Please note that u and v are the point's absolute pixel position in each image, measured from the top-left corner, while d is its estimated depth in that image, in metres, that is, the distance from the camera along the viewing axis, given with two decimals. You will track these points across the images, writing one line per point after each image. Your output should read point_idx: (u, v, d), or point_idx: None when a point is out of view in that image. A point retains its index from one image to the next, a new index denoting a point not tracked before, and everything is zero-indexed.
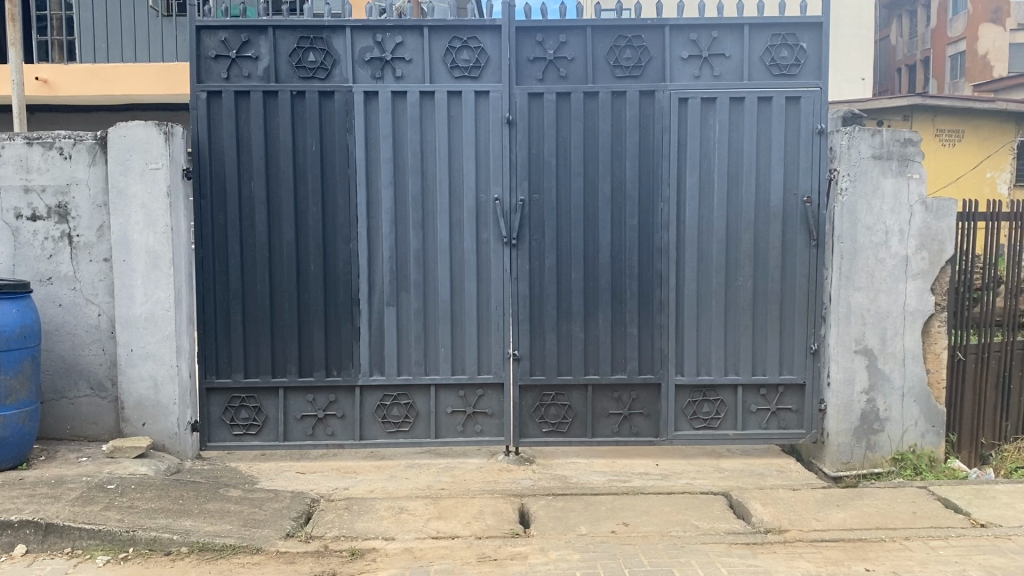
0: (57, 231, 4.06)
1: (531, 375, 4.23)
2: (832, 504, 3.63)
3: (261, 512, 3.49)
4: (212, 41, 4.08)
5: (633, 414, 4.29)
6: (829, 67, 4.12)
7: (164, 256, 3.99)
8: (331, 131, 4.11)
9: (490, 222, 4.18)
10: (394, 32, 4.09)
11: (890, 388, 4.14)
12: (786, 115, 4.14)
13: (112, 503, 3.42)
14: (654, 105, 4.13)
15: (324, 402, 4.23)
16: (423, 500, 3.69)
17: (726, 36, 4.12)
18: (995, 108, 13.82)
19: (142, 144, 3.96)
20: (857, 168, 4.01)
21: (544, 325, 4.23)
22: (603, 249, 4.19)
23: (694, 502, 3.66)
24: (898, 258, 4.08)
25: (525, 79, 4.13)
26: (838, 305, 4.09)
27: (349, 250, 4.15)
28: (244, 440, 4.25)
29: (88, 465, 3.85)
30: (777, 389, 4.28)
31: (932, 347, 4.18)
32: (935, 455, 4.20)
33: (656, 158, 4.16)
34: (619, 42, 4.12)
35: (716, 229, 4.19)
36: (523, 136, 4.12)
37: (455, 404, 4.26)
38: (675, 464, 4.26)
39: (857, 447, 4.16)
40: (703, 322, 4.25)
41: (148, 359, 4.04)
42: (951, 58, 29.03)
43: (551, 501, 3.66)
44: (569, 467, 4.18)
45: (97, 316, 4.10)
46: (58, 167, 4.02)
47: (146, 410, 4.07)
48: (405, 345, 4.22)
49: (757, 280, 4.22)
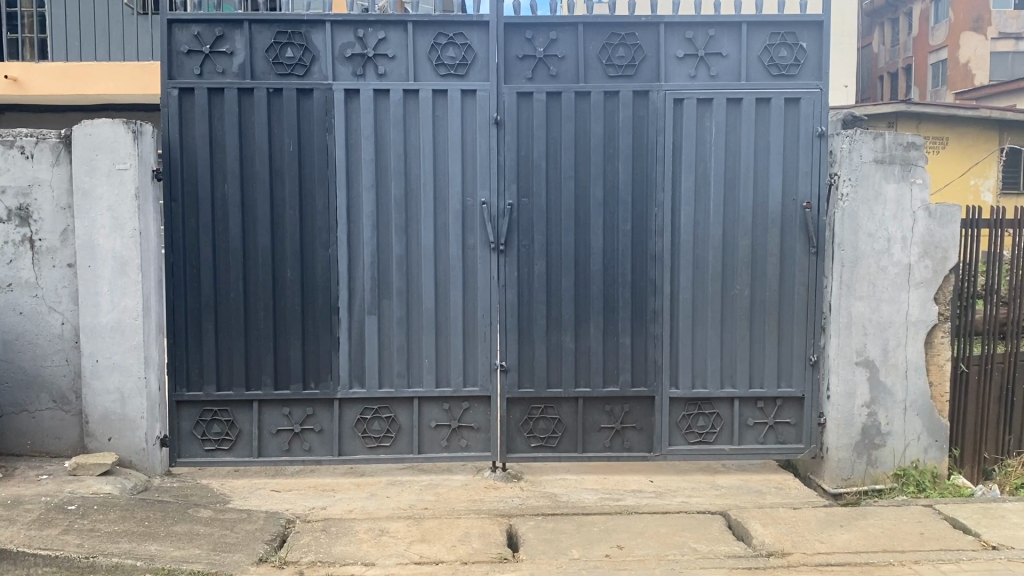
0: (18, 235, 3.83)
1: (518, 388, 4.05)
2: (835, 524, 3.46)
3: (232, 535, 3.27)
4: (184, 35, 3.88)
5: (625, 428, 4.10)
6: (829, 68, 3.97)
7: (131, 262, 3.78)
8: (310, 131, 3.92)
9: (476, 228, 3.99)
10: (376, 27, 3.90)
11: (892, 401, 3.98)
12: (784, 117, 3.98)
13: (71, 526, 3.19)
14: (648, 105, 3.96)
15: (301, 415, 4.02)
16: (404, 521, 3.48)
17: (723, 35, 3.97)
18: (979, 117, 13.79)
19: (108, 143, 3.74)
20: (858, 173, 3.85)
21: (533, 334, 4.04)
22: (595, 255, 4.01)
23: (692, 523, 3.48)
24: (901, 267, 3.92)
25: (513, 78, 3.95)
26: (838, 314, 3.93)
27: (328, 256, 3.95)
28: (215, 455, 4.03)
29: (47, 483, 3.61)
30: (774, 402, 4.11)
31: (934, 359, 4.02)
32: (937, 471, 4.04)
33: (650, 162, 3.98)
34: (612, 41, 3.95)
35: (712, 236, 4.02)
36: (511, 137, 3.94)
37: (439, 417, 4.06)
38: (669, 481, 4.07)
39: (858, 463, 3.99)
40: (699, 331, 4.08)
41: (115, 370, 3.82)
42: (934, 66, 29.18)
43: (541, 522, 3.47)
44: (557, 484, 3.98)
45: (60, 325, 3.87)
46: (19, 168, 3.79)
47: (112, 424, 3.85)
48: (387, 356, 4.02)
49: (754, 288, 4.06)
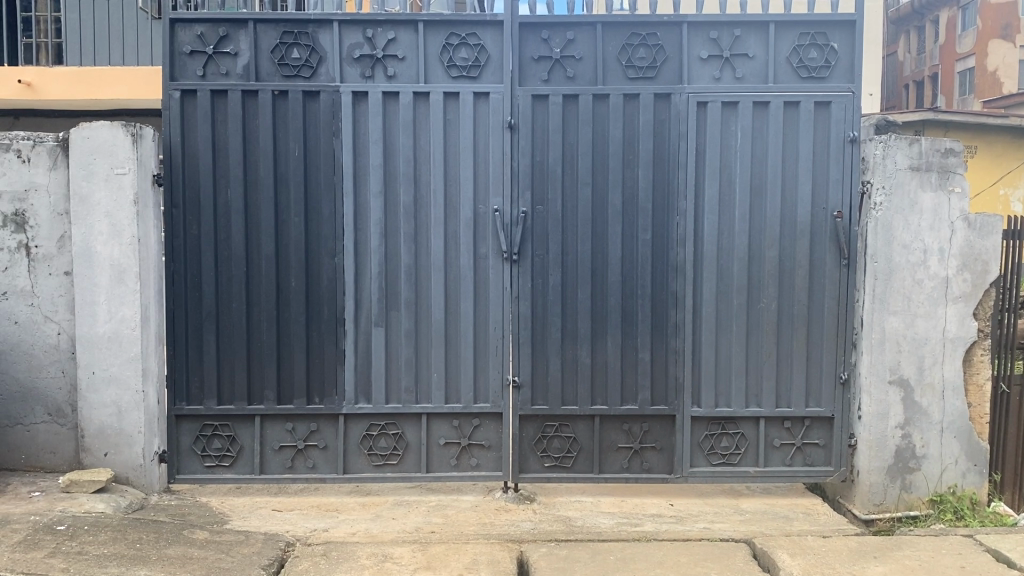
0: (14, 241, 3.69)
1: (531, 406, 3.86)
2: (869, 555, 3.24)
3: (228, 559, 3.09)
4: (187, 36, 3.74)
5: (644, 449, 3.90)
6: (862, 69, 3.76)
7: (129, 271, 3.64)
8: (317, 136, 3.75)
9: (488, 236, 3.81)
10: (386, 27, 3.74)
11: (928, 423, 3.75)
12: (814, 121, 3.78)
13: (59, 549, 3.04)
14: (670, 108, 3.77)
15: (304, 432, 3.85)
16: (409, 546, 3.30)
17: (749, 35, 3.77)
18: (1011, 126, 13.44)
19: (107, 146, 3.60)
20: (892, 180, 3.64)
21: (547, 348, 3.85)
22: (613, 265, 3.82)
23: (715, 551, 3.27)
24: (938, 280, 3.70)
25: (528, 79, 3.77)
26: (870, 330, 3.72)
27: (334, 265, 3.78)
28: (215, 472, 3.87)
29: (39, 501, 3.46)
30: (802, 423, 3.89)
31: (974, 378, 3.79)
32: (977, 497, 3.79)
33: (672, 170, 3.79)
34: (632, 41, 3.76)
35: (737, 247, 3.81)
36: (526, 142, 3.76)
37: (449, 435, 3.88)
38: (690, 505, 3.86)
39: (891, 487, 3.76)
40: (723, 345, 3.87)
41: (112, 383, 3.67)
42: (961, 74, 28.80)
43: (554, 549, 3.27)
44: (572, 507, 3.79)
45: (56, 335, 3.73)
46: (15, 172, 3.65)
47: (108, 439, 3.70)
48: (395, 370, 3.85)
49: (781, 301, 3.85)
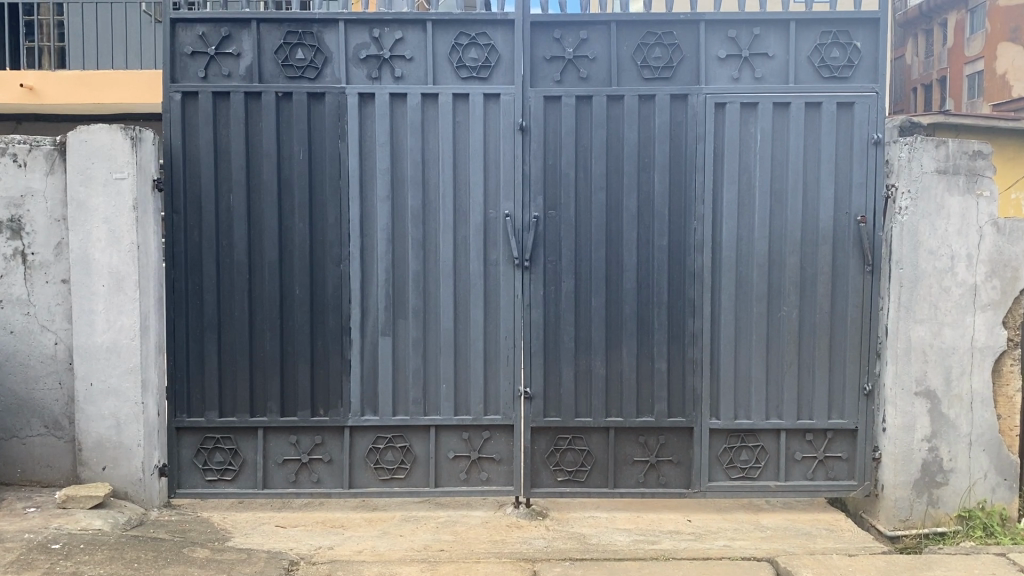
0: (9, 248, 3.57)
1: (543, 418, 3.73)
2: None
3: None
4: (188, 36, 3.63)
5: (661, 462, 3.76)
6: (886, 69, 3.63)
7: (128, 279, 3.51)
8: (322, 138, 3.63)
9: (499, 242, 3.68)
10: (393, 27, 3.62)
11: (955, 436, 3.61)
12: (836, 122, 3.65)
13: (52, 569, 2.92)
14: (687, 110, 3.64)
15: (308, 444, 3.73)
16: (418, 565, 3.17)
17: (769, 33, 3.64)
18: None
19: (106, 150, 3.49)
20: (918, 184, 3.50)
21: (560, 358, 3.72)
22: (628, 272, 3.69)
23: (736, 571, 3.14)
24: (966, 287, 3.56)
25: (540, 80, 3.65)
26: (895, 339, 3.58)
27: (340, 272, 3.66)
28: (217, 486, 3.75)
29: (34, 518, 3.34)
30: (824, 435, 3.75)
31: (1003, 389, 3.64)
32: (1007, 512, 3.64)
33: (688, 173, 3.66)
34: (647, 40, 3.64)
35: (757, 253, 3.68)
36: (537, 146, 3.64)
37: (458, 448, 3.75)
38: (709, 520, 3.72)
39: (917, 503, 3.61)
40: (741, 355, 3.74)
41: (110, 395, 3.55)
42: (970, 78, 28.66)
43: (568, 568, 3.15)
44: (586, 523, 3.65)
45: (53, 345, 3.61)
46: (11, 176, 3.54)
47: (106, 452, 3.58)
48: (402, 382, 3.72)
49: (803, 309, 3.72)
